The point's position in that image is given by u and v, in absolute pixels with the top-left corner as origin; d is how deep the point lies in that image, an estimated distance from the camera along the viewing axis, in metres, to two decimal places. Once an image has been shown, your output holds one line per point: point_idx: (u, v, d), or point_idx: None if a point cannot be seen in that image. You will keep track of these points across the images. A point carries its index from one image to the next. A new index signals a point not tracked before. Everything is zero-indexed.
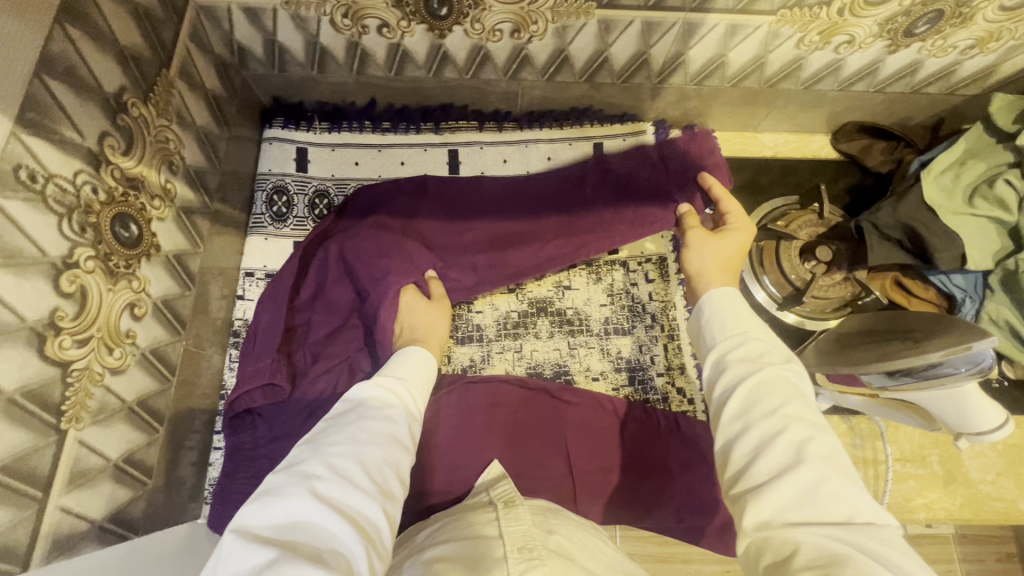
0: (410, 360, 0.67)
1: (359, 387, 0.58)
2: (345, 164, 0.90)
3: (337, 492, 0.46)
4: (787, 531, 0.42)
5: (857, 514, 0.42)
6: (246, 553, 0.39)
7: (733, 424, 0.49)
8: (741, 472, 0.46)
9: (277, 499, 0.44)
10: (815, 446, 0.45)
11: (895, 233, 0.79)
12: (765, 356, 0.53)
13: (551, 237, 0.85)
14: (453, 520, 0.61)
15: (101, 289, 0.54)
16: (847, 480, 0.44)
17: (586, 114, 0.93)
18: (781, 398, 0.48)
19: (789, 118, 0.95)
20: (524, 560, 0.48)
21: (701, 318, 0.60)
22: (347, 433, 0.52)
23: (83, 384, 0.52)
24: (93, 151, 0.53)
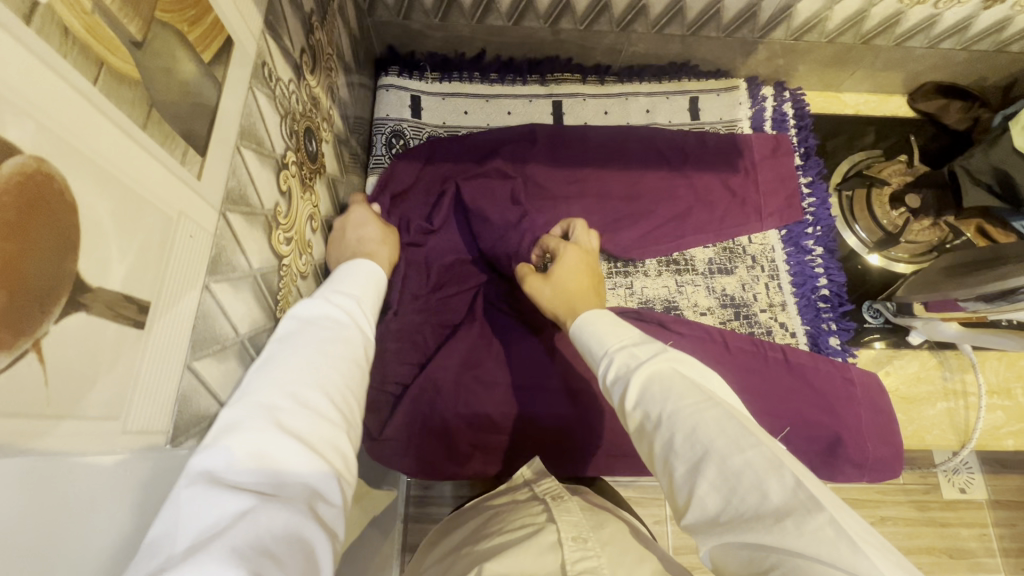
0: (359, 276, 0.58)
1: (307, 303, 0.51)
2: (455, 113, 0.94)
3: (303, 423, 0.41)
4: (724, 540, 0.38)
5: (774, 491, 0.38)
6: (212, 503, 0.34)
7: (641, 420, 0.47)
8: (671, 486, 0.44)
9: (237, 436, 0.38)
10: (696, 431, 0.43)
11: (985, 177, 0.85)
12: (639, 354, 0.51)
13: (656, 187, 0.92)
14: (503, 512, 0.65)
15: (297, 194, 0.58)
16: (741, 451, 0.40)
17: (683, 70, 0.98)
18: (664, 392, 0.47)
19: (872, 77, 1.00)
20: (578, 549, 0.51)
21: (583, 338, 0.58)
22: (304, 356, 0.45)
23: (287, 280, 0.56)
24: (296, 64, 0.57)
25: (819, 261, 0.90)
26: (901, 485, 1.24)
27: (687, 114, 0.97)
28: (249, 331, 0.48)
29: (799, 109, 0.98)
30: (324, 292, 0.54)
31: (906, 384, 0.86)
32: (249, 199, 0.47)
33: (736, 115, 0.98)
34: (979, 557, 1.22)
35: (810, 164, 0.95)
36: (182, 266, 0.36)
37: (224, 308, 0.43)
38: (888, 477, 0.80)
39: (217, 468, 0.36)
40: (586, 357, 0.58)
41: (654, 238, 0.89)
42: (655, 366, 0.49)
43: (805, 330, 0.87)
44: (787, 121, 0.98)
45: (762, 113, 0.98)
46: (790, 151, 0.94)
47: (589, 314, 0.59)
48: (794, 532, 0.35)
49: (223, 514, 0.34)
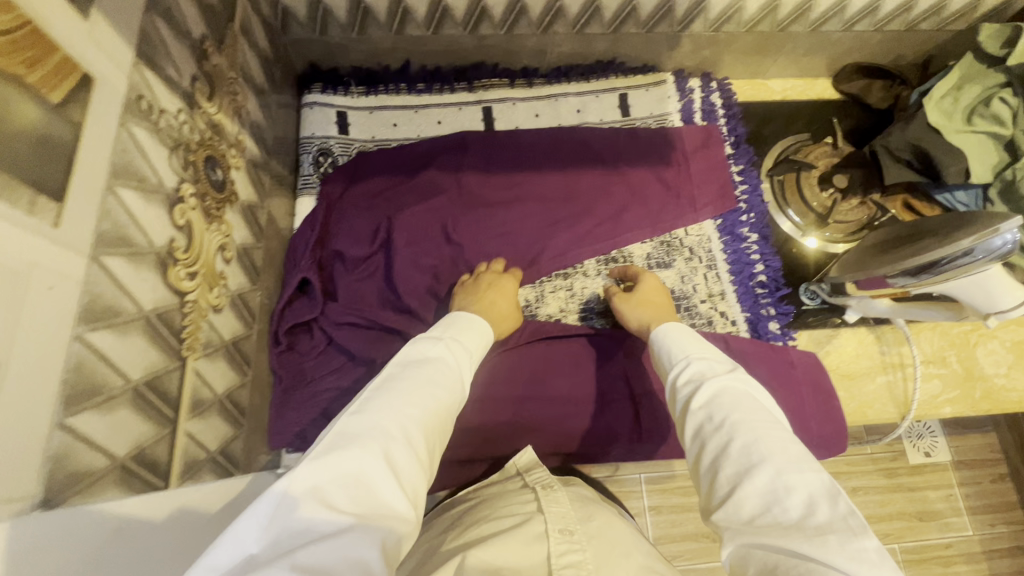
0: (466, 329, 0.66)
1: (426, 345, 0.59)
2: (384, 126, 0.93)
3: (404, 462, 0.45)
4: (755, 542, 0.42)
5: (818, 510, 0.42)
6: (306, 514, 0.39)
7: (698, 415, 0.53)
8: (712, 485, 0.48)
9: (346, 455, 0.43)
10: (769, 441, 0.47)
11: (904, 154, 0.87)
12: (714, 368, 0.57)
13: (592, 186, 0.92)
14: (489, 499, 0.65)
15: (201, 227, 0.56)
16: (799, 470, 0.44)
17: (610, 68, 0.98)
18: (733, 403, 0.51)
19: (796, 62, 1.02)
20: (564, 542, 0.53)
21: (659, 351, 0.65)
22: (417, 396, 0.51)
23: (194, 316, 0.54)
24: (187, 92, 0.55)
25: (754, 247, 0.91)
26: (868, 454, 1.26)
27: (617, 112, 0.98)
28: (144, 376, 0.46)
29: (726, 100, 1.00)
30: (439, 336, 0.62)
31: (846, 361, 0.88)
32: (132, 239, 0.45)
33: (666, 109, 0.98)
34: (949, 518, 1.25)
35: (740, 153, 0.96)
36: (36, 320, 0.34)
37: (109, 356, 0.41)
38: (834, 453, 0.82)
39: (325, 478, 0.41)
40: (659, 365, 0.64)
41: (594, 237, 0.89)
42: (733, 382, 0.54)
43: (745, 317, 0.88)
44: (716, 112, 0.99)
45: (691, 106, 0.99)
46: (720, 141, 0.96)
47: (663, 328, 0.66)
48: (833, 547, 0.39)
49: (311, 527, 0.38)
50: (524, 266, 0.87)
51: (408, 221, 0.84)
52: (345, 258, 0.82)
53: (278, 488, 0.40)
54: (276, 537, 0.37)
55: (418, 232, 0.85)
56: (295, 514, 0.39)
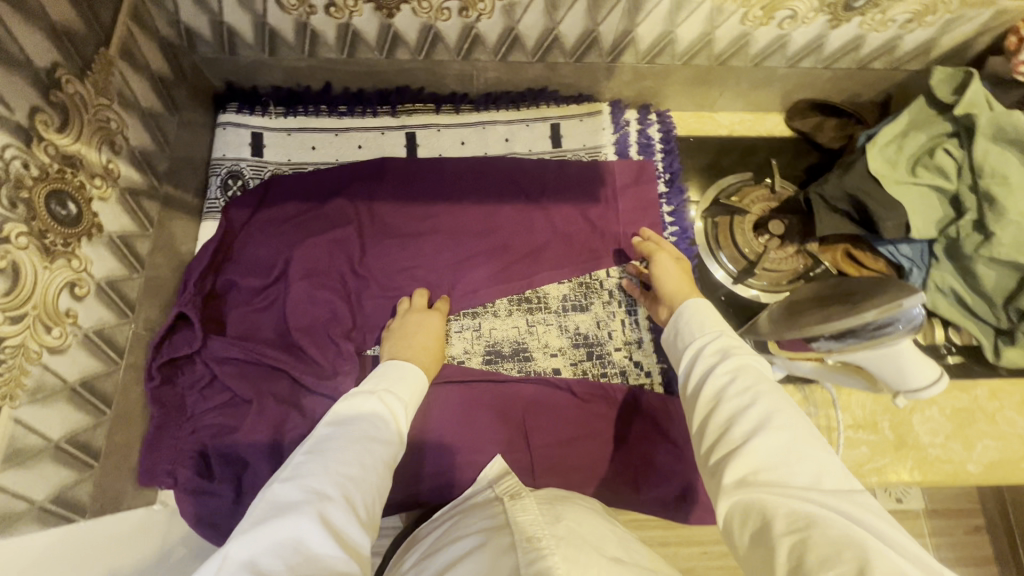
0: (408, 374, 0.68)
1: (361, 398, 0.61)
2: (302, 149, 0.90)
3: (340, 518, 0.48)
4: (758, 493, 0.45)
5: (826, 480, 0.46)
6: None
7: (722, 377, 0.55)
8: (722, 441, 0.51)
9: (280, 522, 0.46)
10: (786, 412, 0.50)
11: (842, 205, 0.81)
12: (738, 344, 0.59)
13: (513, 221, 0.87)
14: (456, 521, 0.63)
15: (35, 266, 0.54)
16: (818, 447, 0.48)
17: (542, 95, 0.94)
18: (755, 376, 0.54)
19: (743, 96, 0.96)
20: (532, 551, 0.49)
21: (677, 323, 0.67)
22: (352, 452, 0.54)
23: (16, 362, 0.52)
24: (23, 126, 0.52)
25: None
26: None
27: (548, 142, 0.93)
28: None
29: (665, 133, 0.95)
30: (375, 388, 0.63)
31: None
32: None
33: (599, 141, 0.94)
34: None
35: (674, 191, 0.91)
36: None
37: None
38: None
39: (258, 550, 0.44)
40: (672, 339, 0.67)
41: (509, 275, 0.85)
42: (751, 357, 0.56)
43: (661, 368, 0.82)
44: (652, 146, 0.94)
45: (626, 139, 0.94)
46: (653, 178, 0.91)
47: (692, 302, 0.67)
48: (845, 502, 0.43)
49: None
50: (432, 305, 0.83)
51: (308, 252, 0.81)
52: (241, 287, 0.79)
53: (216, 568, 0.43)
54: None
55: (320, 264, 0.81)
56: None
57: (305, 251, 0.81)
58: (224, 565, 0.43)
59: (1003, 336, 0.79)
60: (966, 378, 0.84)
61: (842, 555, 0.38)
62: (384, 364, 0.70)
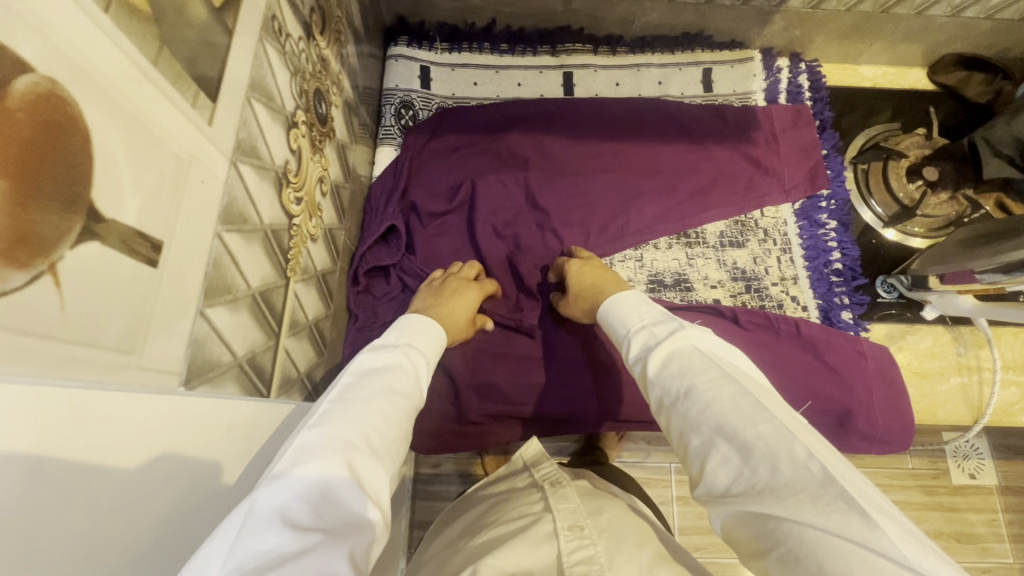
0: (424, 327, 0.59)
1: (376, 348, 0.51)
2: (464, 84, 0.94)
3: (368, 472, 0.38)
4: (738, 511, 0.39)
5: (782, 465, 0.37)
6: (262, 537, 0.31)
7: (675, 382, 0.46)
8: (687, 458, 0.44)
9: (303, 471, 0.36)
10: (706, 406, 0.43)
11: (1006, 149, 0.80)
12: (656, 336, 0.52)
13: (676, 160, 0.91)
14: (504, 500, 0.64)
15: (307, 156, 0.58)
16: (752, 426, 0.40)
17: (696, 40, 0.96)
18: (683, 369, 0.46)
19: (893, 48, 0.97)
20: (575, 539, 0.51)
21: (608, 319, 0.60)
22: (376, 400, 0.44)
23: (297, 241, 0.56)
24: (306, 22, 0.56)
25: (833, 235, 0.88)
26: (910, 468, 1.14)
27: (700, 86, 0.96)
28: (260, 285, 0.48)
29: (815, 82, 0.97)
30: (394, 339, 0.54)
31: (919, 359, 0.85)
32: (259, 152, 0.46)
33: (750, 87, 0.96)
34: (989, 543, 1.13)
35: (825, 137, 0.93)
36: (193, 209, 0.36)
37: (236, 258, 0.43)
38: (895, 449, 0.81)
39: (282, 501, 0.33)
40: (610, 337, 0.59)
41: (677, 213, 0.88)
42: (678, 343, 0.49)
43: (817, 304, 0.86)
44: (802, 93, 0.96)
45: (776, 85, 0.96)
46: (811, 122, 0.93)
47: (610, 299, 0.61)
48: (806, 505, 0.35)
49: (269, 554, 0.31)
50: (603, 238, 0.87)
51: (488, 181, 0.85)
52: (422, 210, 0.84)
53: (235, 517, 0.32)
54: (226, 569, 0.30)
55: (500, 194, 0.86)
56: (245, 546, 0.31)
57: (487, 182, 0.85)
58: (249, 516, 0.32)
59: None
60: None
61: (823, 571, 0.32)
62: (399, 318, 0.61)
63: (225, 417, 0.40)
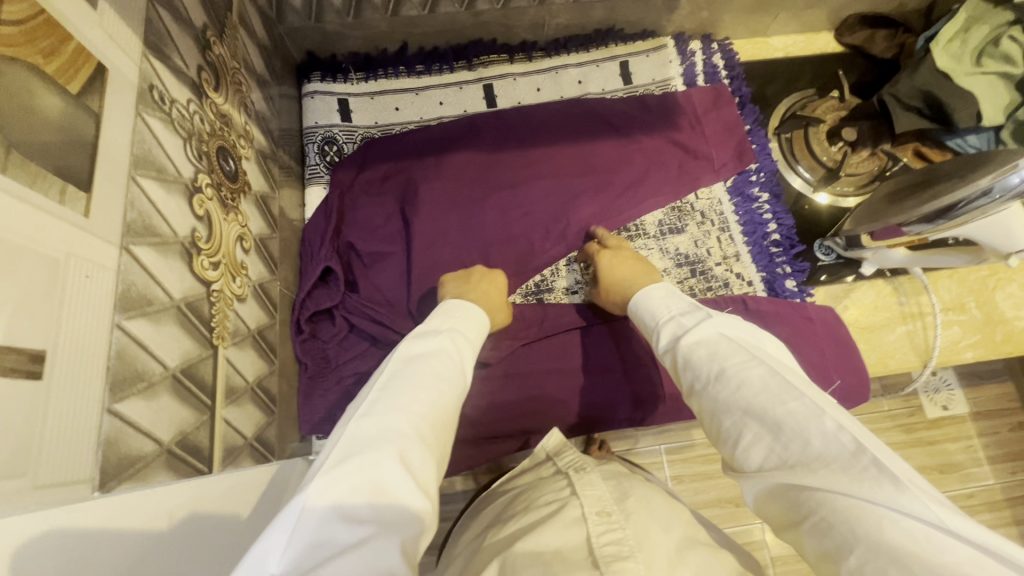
0: (462, 314, 0.62)
1: (417, 338, 0.54)
2: (386, 111, 0.93)
3: (416, 458, 0.42)
4: (780, 485, 0.41)
5: (820, 441, 0.39)
6: (319, 529, 0.35)
7: (711, 366, 0.48)
8: (724, 437, 0.46)
9: (355, 459, 0.40)
10: (743, 389, 0.44)
11: (915, 102, 0.87)
12: (689, 320, 0.53)
13: (607, 156, 0.91)
14: (527, 490, 0.65)
15: (218, 218, 0.56)
16: (788, 404, 0.42)
17: (608, 35, 0.98)
18: (715, 353, 0.48)
19: (798, 17, 1.00)
20: (603, 523, 0.52)
21: (638, 304, 0.61)
22: (413, 386, 0.47)
23: (221, 306, 0.55)
24: (195, 82, 0.55)
25: (766, 207, 0.90)
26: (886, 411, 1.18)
27: (619, 80, 0.97)
28: (181, 364, 0.46)
29: (728, 60, 0.99)
30: (437, 328, 0.57)
31: (864, 314, 0.88)
32: (157, 228, 0.45)
33: (667, 74, 0.98)
34: (969, 469, 1.17)
35: (746, 113, 0.96)
36: (81, 306, 0.35)
37: (145, 343, 0.42)
38: (855, 404, 0.83)
39: (335, 493, 0.38)
40: (638, 326, 0.61)
41: (615, 209, 0.89)
42: (707, 327, 0.51)
43: (761, 277, 0.88)
44: (718, 73, 0.98)
45: (692, 69, 0.98)
46: (731, 100, 0.95)
47: (644, 287, 0.62)
48: (849, 479, 0.37)
49: (330, 548, 0.35)
50: (546, 245, 0.87)
51: (424, 206, 0.85)
52: (359, 247, 0.82)
53: (287, 512, 0.36)
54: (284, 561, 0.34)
55: (436, 217, 0.85)
56: (306, 538, 0.35)
57: (422, 208, 0.85)
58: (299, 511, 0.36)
59: None
60: None
61: (856, 532, 0.36)
62: (445, 304, 0.65)
63: (156, 507, 0.38)
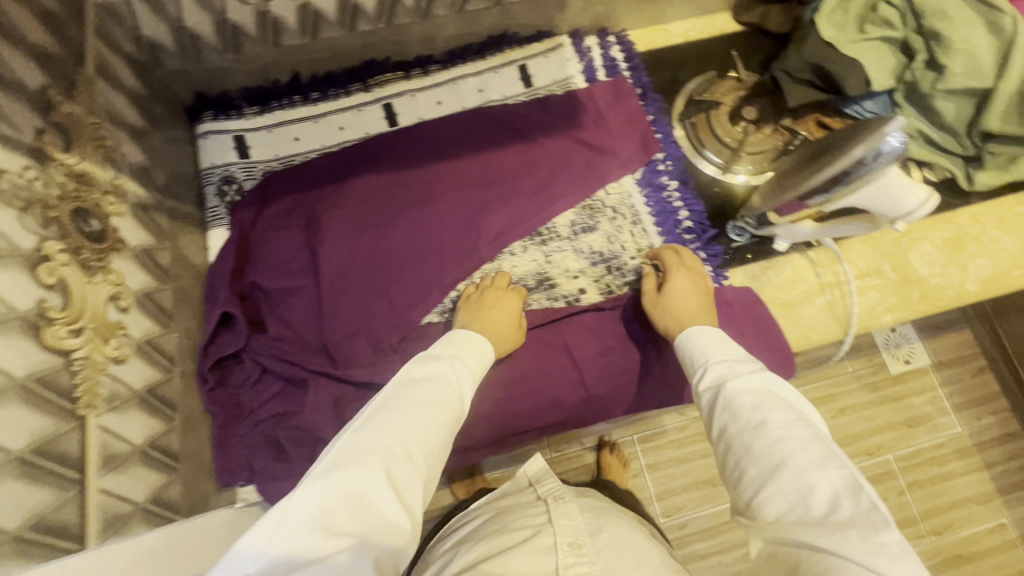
0: (468, 344, 0.65)
1: (423, 363, 0.58)
2: (285, 143, 0.91)
3: (404, 478, 0.46)
4: (777, 537, 0.43)
5: (841, 509, 0.41)
6: (305, 535, 0.40)
7: (751, 414, 0.50)
8: (739, 483, 0.48)
9: (349, 470, 0.44)
10: (774, 443, 0.47)
11: (805, 75, 0.87)
12: (736, 368, 0.56)
13: (513, 163, 0.91)
14: (504, 512, 0.68)
15: (79, 282, 0.54)
16: (823, 470, 0.44)
17: (503, 41, 0.97)
18: (757, 402, 0.51)
19: (691, 1, 0.99)
20: (573, 555, 0.56)
21: (685, 351, 0.64)
22: (415, 412, 0.51)
23: (88, 373, 0.53)
24: (33, 147, 0.53)
25: (676, 195, 0.90)
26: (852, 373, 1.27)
27: (520, 83, 0.96)
28: (28, 444, 0.46)
29: (626, 51, 0.99)
30: (445, 355, 0.61)
31: (783, 290, 0.88)
32: None
33: (567, 72, 0.97)
34: (936, 419, 1.26)
35: (648, 102, 0.95)
36: None
37: None
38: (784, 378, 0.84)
39: (323, 499, 0.42)
40: (685, 365, 0.64)
41: (527, 215, 0.88)
42: (757, 378, 0.53)
43: None
44: (618, 65, 0.98)
45: (592, 64, 0.98)
46: (632, 92, 0.95)
47: (694, 328, 0.66)
48: (854, 542, 0.39)
49: (309, 553, 0.39)
50: (459, 259, 0.86)
51: (330, 237, 0.84)
52: (267, 285, 0.81)
53: (279, 509, 0.42)
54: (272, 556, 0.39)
55: (345, 246, 0.84)
56: (291, 538, 0.40)
57: (330, 237, 0.84)
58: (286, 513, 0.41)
59: (972, 163, 0.89)
60: (948, 211, 0.92)
61: None
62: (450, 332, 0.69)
63: None
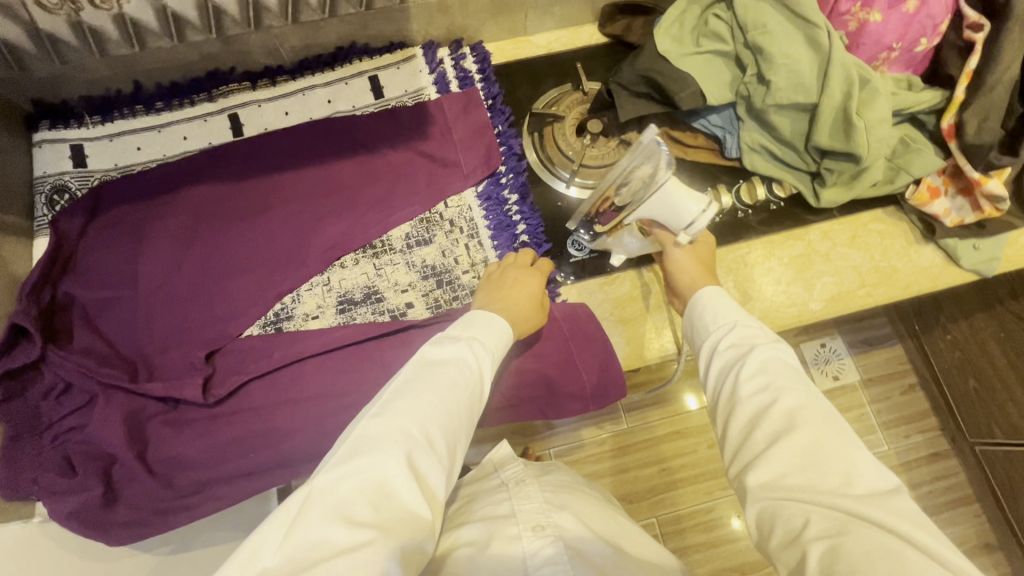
0: (494, 327, 0.65)
1: (443, 341, 0.61)
2: (125, 152, 0.91)
3: (426, 465, 0.51)
4: (787, 499, 0.49)
5: (860, 484, 0.49)
6: (324, 528, 0.44)
7: (759, 393, 0.56)
8: (746, 444, 0.54)
9: (371, 460, 0.49)
10: (802, 412, 0.53)
11: (642, 88, 0.85)
12: (756, 338, 0.61)
13: (352, 175, 0.90)
14: (471, 501, 0.68)
15: None
16: (855, 448, 0.51)
17: (353, 52, 0.96)
18: (778, 372, 0.56)
19: (549, 13, 0.97)
20: (537, 539, 0.56)
21: (692, 313, 0.67)
22: (438, 394, 0.54)
23: None
24: None
25: (515, 208, 0.89)
26: None
27: (370, 94, 0.95)
28: None
29: (481, 62, 0.97)
30: (462, 334, 0.62)
31: (620, 306, 0.86)
32: None
33: (419, 84, 0.96)
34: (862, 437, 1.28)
35: (496, 114, 0.94)
36: None
37: None
38: (615, 398, 0.83)
39: (340, 493, 0.47)
40: (688, 325, 0.68)
41: (361, 227, 0.87)
42: (770, 350, 0.59)
43: None
44: (470, 77, 0.97)
45: (444, 76, 0.97)
46: (481, 104, 0.94)
47: (710, 287, 0.68)
48: (884, 506, 0.46)
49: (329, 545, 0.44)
50: (287, 271, 0.85)
51: (154, 248, 0.84)
52: (82, 296, 0.81)
53: (301, 495, 0.47)
54: (285, 551, 0.43)
55: (168, 257, 0.84)
56: (309, 530, 0.44)
57: (153, 248, 0.84)
58: (306, 502, 0.46)
59: (816, 178, 0.86)
60: (797, 227, 0.89)
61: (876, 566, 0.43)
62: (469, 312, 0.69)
63: None
